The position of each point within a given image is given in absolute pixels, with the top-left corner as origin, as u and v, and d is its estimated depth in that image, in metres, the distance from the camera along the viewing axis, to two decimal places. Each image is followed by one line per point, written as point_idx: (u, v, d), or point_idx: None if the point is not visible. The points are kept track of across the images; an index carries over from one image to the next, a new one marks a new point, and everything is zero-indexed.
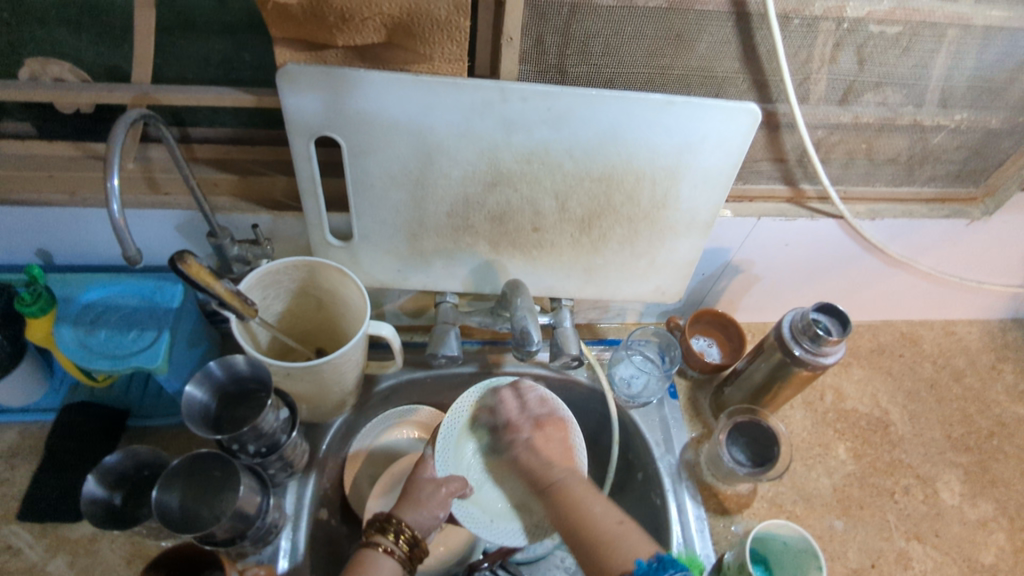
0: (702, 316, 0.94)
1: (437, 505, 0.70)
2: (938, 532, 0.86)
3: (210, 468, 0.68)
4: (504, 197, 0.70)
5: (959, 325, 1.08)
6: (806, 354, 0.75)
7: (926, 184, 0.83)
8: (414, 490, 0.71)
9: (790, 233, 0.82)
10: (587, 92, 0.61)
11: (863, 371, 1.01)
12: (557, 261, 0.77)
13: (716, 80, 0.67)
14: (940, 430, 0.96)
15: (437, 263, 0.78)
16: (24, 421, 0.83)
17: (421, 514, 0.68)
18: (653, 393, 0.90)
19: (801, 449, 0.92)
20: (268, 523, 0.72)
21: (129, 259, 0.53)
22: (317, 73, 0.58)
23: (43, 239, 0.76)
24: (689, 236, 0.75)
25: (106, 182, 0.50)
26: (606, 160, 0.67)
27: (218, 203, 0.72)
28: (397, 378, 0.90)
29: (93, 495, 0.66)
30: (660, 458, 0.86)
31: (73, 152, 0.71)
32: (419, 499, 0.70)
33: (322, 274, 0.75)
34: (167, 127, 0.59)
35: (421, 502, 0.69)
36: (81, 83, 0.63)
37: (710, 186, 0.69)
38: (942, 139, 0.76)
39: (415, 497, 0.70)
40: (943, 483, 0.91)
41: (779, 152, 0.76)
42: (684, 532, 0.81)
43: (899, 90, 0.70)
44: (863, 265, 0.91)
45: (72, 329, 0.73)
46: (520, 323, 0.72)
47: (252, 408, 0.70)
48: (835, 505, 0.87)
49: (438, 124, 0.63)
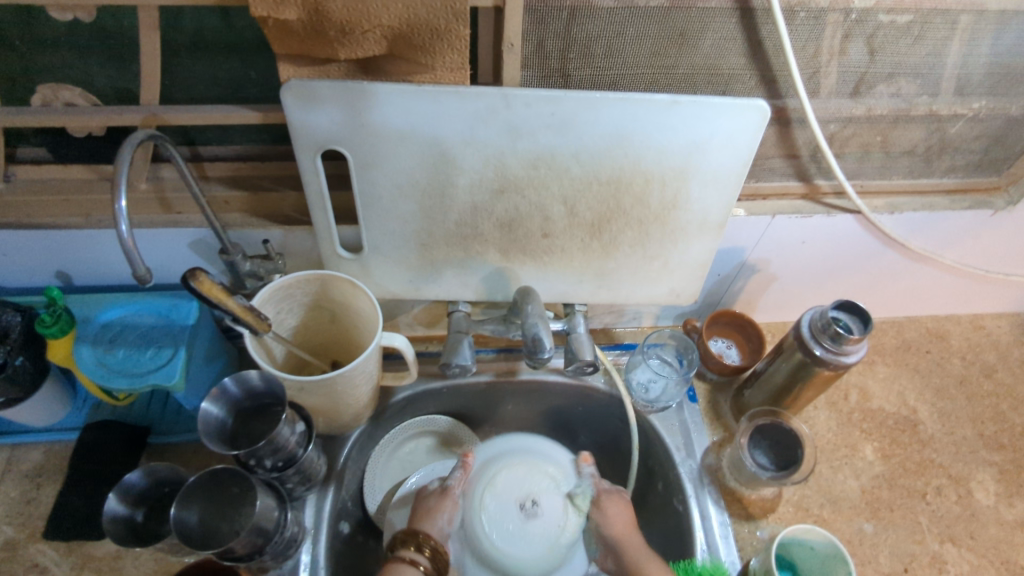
0: (719, 317, 0.93)
1: (449, 509, 0.75)
2: (973, 534, 0.83)
3: (229, 484, 0.68)
4: (513, 204, 0.69)
5: (987, 320, 1.05)
6: (827, 353, 0.73)
7: (946, 176, 0.80)
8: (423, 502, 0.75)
9: (805, 230, 0.80)
10: (590, 96, 0.60)
11: (888, 368, 0.98)
12: (567, 267, 0.77)
13: (723, 77, 0.66)
14: (972, 428, 0.93)
15: (447, 272, 0.77)
16: (48, 441, 0.85)
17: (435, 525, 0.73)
18: (673, 397, 0.88)
19: (826, 450, 0.90)
20: (287, 538, 0.72)
21: (140, 278, 0.53)
22: (321, 87, 0.59)
23: (62, 261, 0.78)
24: (701, 236, 0.74)
25: (115, 204, 0.51)
26: (614, 163, 0.66)
27: (229, 219, 0.72)
28: (413, 390, 0.90)
29: (116, 513, 0.67)
30: (681, 463, 0.85)
31: (87, 175, 0.73)
32: (433, 508, 0.74)
33: (334, 286, 0.75)
34: (175, 147, 0.60)
35: (436, 511, 0.74)
36: (93, 107, 0.64)
37: (722, 185, 0.68)
38: (961, 128, 0.74)
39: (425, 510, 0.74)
40: (977, 483, 0.88)
41: (791, 147, 0.75)
42: (708, 539, 0.79)
43: (913, 80, 0.68)
44: (884, 260, 0.88)
45: (92, 349, 0.74)
46: (532, 330, 0.71)
47: (268, 423, 0.70)
48: (864, 508, 0.85)
49: (442, 132, 0.62)
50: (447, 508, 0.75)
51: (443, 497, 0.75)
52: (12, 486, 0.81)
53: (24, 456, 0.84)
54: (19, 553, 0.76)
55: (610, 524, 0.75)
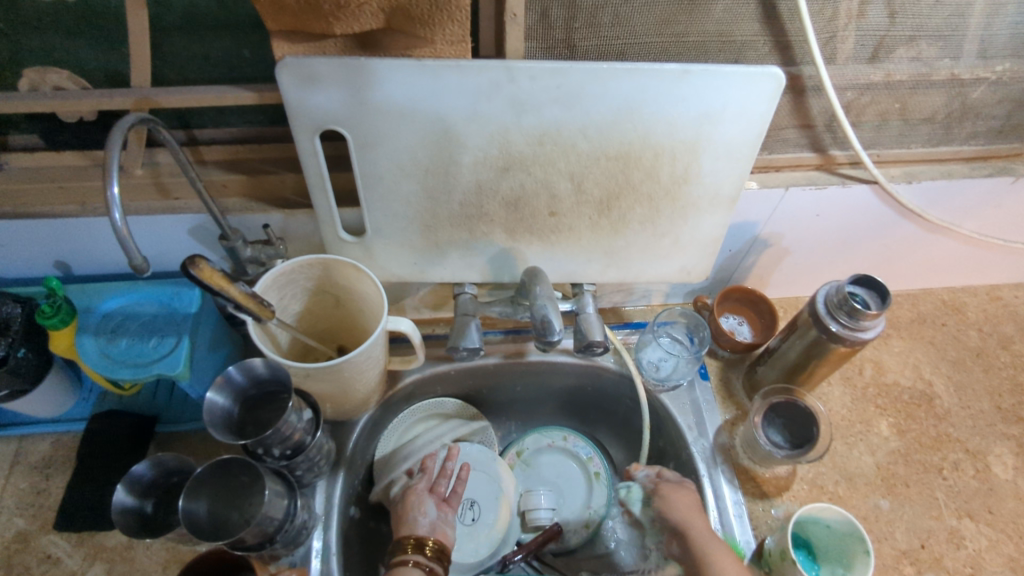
0: (731, 294, 0.91)
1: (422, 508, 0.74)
2: (992, 508, 0.82)
3: (237, 474, 0.67)
4: (518, 182, 0.67)
5: (1004, 290, 1.03)
6: (843, 329, 0.71)
7: (966, 143, 0.78)
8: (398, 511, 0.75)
9: (820, 202, 0.78)
10: (597, 67, 0.58)
11: (903, 342, 0.97)
12: (575, 246, 0.75)
13: (735, 45, 0.63)
14: (989, 401, 0.91)
15: (453, 254, 0.76)
16: (55, 432, 0.84)
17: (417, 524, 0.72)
18: (683, 375, 0.88)
19: (841, 427, 0.88)
20: (297, 525, 0.72)
21: (136, 267, 0.52)
22: (316, 63, 0.56)
23: (60, 251, 0.76)
24: (712, 212, 0.71)
25: (106, 190, 0.49)
26: (622, 137, 0.63)
27: (228, 205, 0.71)
28: (420, 373, 0.89)
29: (124, 504, 0.66)
30: (694, 442, 0.84)
31: (81, 162, 0.71)
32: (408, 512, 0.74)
33: (337, 270, 0.74)
34: (168, 130, 0.58)
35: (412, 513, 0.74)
36: (83, 91, 0.61)
37: (735, 157, 0.66)
38: (983, 93, 0.71)
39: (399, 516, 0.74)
40: (995, 456, 0.87)
41: (806, 117, 0.72)
42: (721, 518, 0.79)
43: (934, 43, 0.65)
44: (901, 232, 0.86)
45: (94, 340, 0.73)
46: (540, 312, 0.69)
47: (275, 411, 0.69)
48: (879, 484, 0.84)
49: (443, 108, 0.60)
50: (415, 503, 0.75)
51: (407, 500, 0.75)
52: (22, 478, 0.81)
53: (32, 447, 0.83)
54: (32, 544, 0.76)
55: (677, 508, 0.73)
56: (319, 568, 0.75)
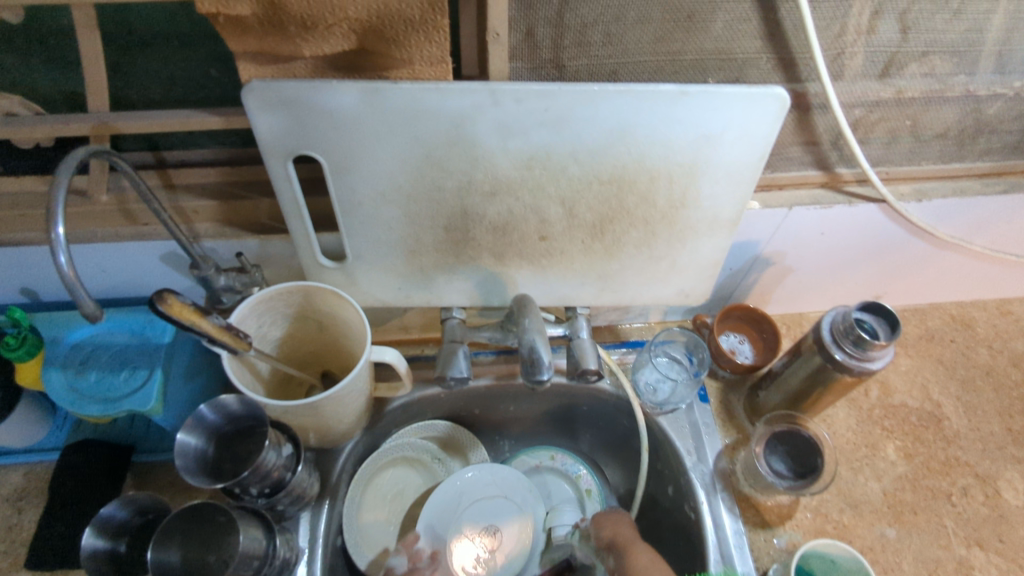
0: (732, 312, 0.87)
1: None
2: (1002, 537, 0.79)
3: (212, 516, 0.63)
4: (506, 207, 0.63)
5: (1016, 305, 0.99)
6: (849, 358, 0.67)
7: (979, 159, 0.74)
8: None
9: (825, 221, 0.74)
10: (587, 88, 0.54)
11: (910, 361, 0.93)
12: (568, 270, 0.71)
13: (736, 62, 0.59)
14: (1000, 422, 0.88)
15: (439, 278, 0.72)
16: (28, 462, 0.81)
17: None
18: (682, 398, 0.84)
19: (846, 451, 0.85)
20: (279, 563, 0.69)
21: (90, 315, 0.48)
22: (284, 87, 0.53)
23: (26, 278, 0.73)
24: (711, 236, 0.68)
25: (50, 232, 0.45)
26: (615, 160, 0.59)
27: (200, 230, 0.67)
28: (408, 397, 0.86)
29: (94, 547, 0.63)
30: (692, 468, 0.81)
31: (43, 187, 0.67)
32: None
33: (319, 297, 0.71)
34: (124, 158, 0.54)
35: None
36: (37, 116, 0.57)
37: (736, 180, 0.62)
38: (999, 108, 0.67)
39: None
40: (1005, 481, 0.83)
41: (811, 134, 0.68)
42: (720, 549, 0.75)
43: (949, 58, 0.61)
44: (908, 250, 0.82)
45: (61, 372, 0.69)
46: (529, 342, 0.65)
47: (252, 449, 0.65)
48: (886, 511, 0.80)
49: (425, 133, 0.56)
50: None
51: None
52: None
53: (3, 479, 0.80)
54: None
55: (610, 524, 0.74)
56: None
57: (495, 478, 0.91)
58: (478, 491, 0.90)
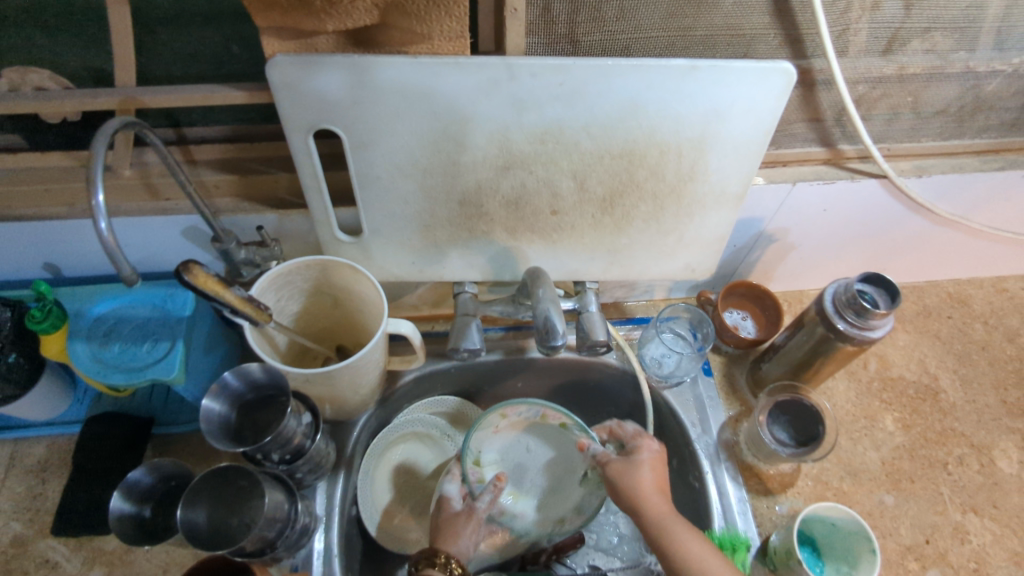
0: (737, 288, 0.90)
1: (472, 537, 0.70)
2: (996, 503, 0.82)
3: (237, 480, 0.66)
4: (519, 181, 0.65)
5: (1012, 282, 1.01)
6: (851, 328, 0.70)
7: (978, 136, 0.76)
8: (448, 523, 0.71)
9: (828, 197, 0.76)
10: (602, 63, 0.55)
11: (908, 336, 0.95)
12: (578, 244, 0.73)
13: (744, 38, 0.61)
14: (995, 394, 0.91)
15: (452, 253, 0.74)
16: (50, 434, 0.83)
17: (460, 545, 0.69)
18: (687, 371, 0.86)
19: (845, 422, 0.87)
20: (299, 529, 0.71)
21: (125, 278, 0.50)
22: (308, 62, 0.54)
23: (49, 253, 0.74)
24: (718, 209, 0.70)
25: (92, 200, 0.47)
26: (627, 135, 0.61)
27: (220, 205, 0.68)
28: (420, 371, 0.88)
29: (121, 511, 0.65)
30: (697, 439, 0.83)
31: (68, 163, 0.69)
32: (456, 532, 0.70)
33: (335, 271, 0.72)
34: (154, 132, 0.56)
35: (459, 535, 0.70)
36: (65, 91, 0.59)
37: (744, 154, 0.64)
38: (998, 85, 0.69)
39: (448, 531, 0.70)
40: (1000, 451, 0.86)
41: (815, 110, 0.70)
42: (724, 514, 0.78)
43: (950, 34, 0.63)
44: (908, 226, 0.84)
45: (87, 345, 0.71)
46: (542, 313, 0.67)
47: (273, 416, 0.67)
48: (884, 479, 0.83)
49: (443, 107, 0.58)
50: (470, 530, 0.71)
51: (470, 520, 0.71)
52: (18, 481, 0.80)
53: (27, 451, 0.82)
54: (30, 549, 0.76)
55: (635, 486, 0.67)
56: (320, 569, 0.75)
57: (551, 459, 0.81)
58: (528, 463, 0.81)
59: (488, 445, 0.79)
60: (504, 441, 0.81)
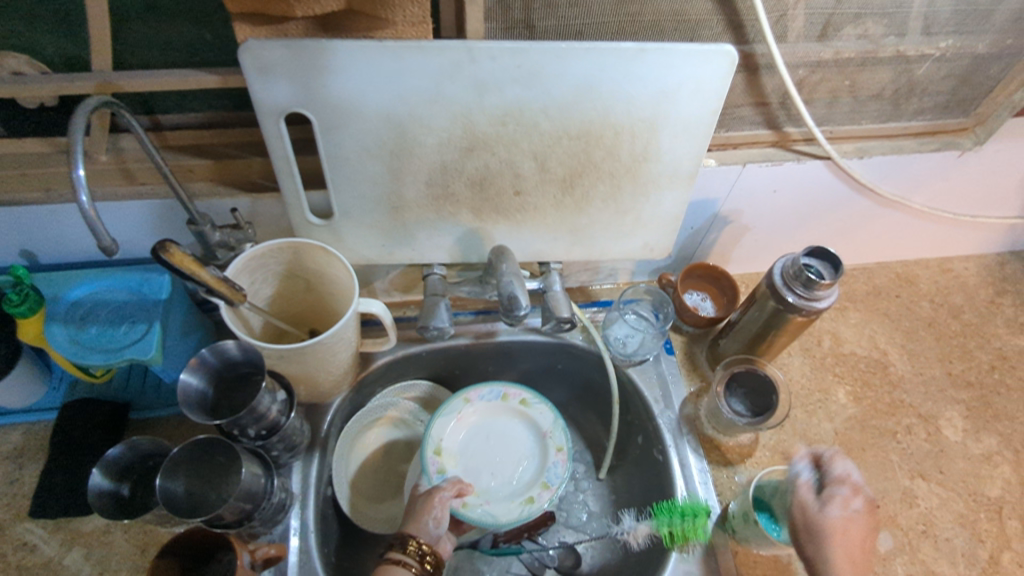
0: (693, 271, 0.94)
1: (435, 515, 0.72)
2: (942, 468, 0.87)
3: (214, 454, 0.68)
4: (483, 162, 0.69)
5: (955, 263, 1.07)
6: (799, 300, 0.74)
7: (914, 119, 0.81)
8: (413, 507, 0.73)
9: (776, 178, 0.81)
10: (556, 46, 0.59)
11: (860, 314, 1.00)
12: (540, 225, 0.77)
13: (690, 23, 0.65)
14: (940, 367, 0.96)
15: (420, 234, 0.77)
16: (27, 421, 0.84)
17: (423, 525, 0.70)
18: (650, 349, 0.90)
19: (800, 396, 0.92)
20: (276, 503, 0.73)
21: (105, 248, 0.52)
22: (278, 46, 0.57)
23: (26, 239, 0.76)
24: (673, 188, 0.74)
25: (72, 174, 0.49)
26: (583, 116, 0.65)
27: (195, 189, 0.71)
28: (393, 354, 0.91)
29: (100, 487, 0.67)
30: (660, 414, 0.87)
31: (45, 149, 0.71)
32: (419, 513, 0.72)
33: (307, 254, 0.75)
34: (132, 114, 0.58)
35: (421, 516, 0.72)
36: (42, 75, 0.61)
37: (693, 133, 0.68)
38: (928, 69, 0.74)
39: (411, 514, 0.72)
40: (945, 420, 0.91)
41: (760, 95, 0.75)
42: (686, 484, 0.82)
43: (879, 21, 0.68)
44: (854, 207, 0.89)
45: (64, 327, 0.73)
46: (507, 289, 0.71)
47: (248, 393, 0.69)
48: (837, 448, 0.87)
49: (408, 89, 0.61)
50: (432, 509, 0.72)
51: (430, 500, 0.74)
52: None
53: (4, 437, 0.83)
54: (6, 532, 0.76)
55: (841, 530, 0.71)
56: (297, 545, 0.76)
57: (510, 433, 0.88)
58: (490, 440, 0.87)
59: (453, 436, 0.86)
60: (469, 436, 0.87)
